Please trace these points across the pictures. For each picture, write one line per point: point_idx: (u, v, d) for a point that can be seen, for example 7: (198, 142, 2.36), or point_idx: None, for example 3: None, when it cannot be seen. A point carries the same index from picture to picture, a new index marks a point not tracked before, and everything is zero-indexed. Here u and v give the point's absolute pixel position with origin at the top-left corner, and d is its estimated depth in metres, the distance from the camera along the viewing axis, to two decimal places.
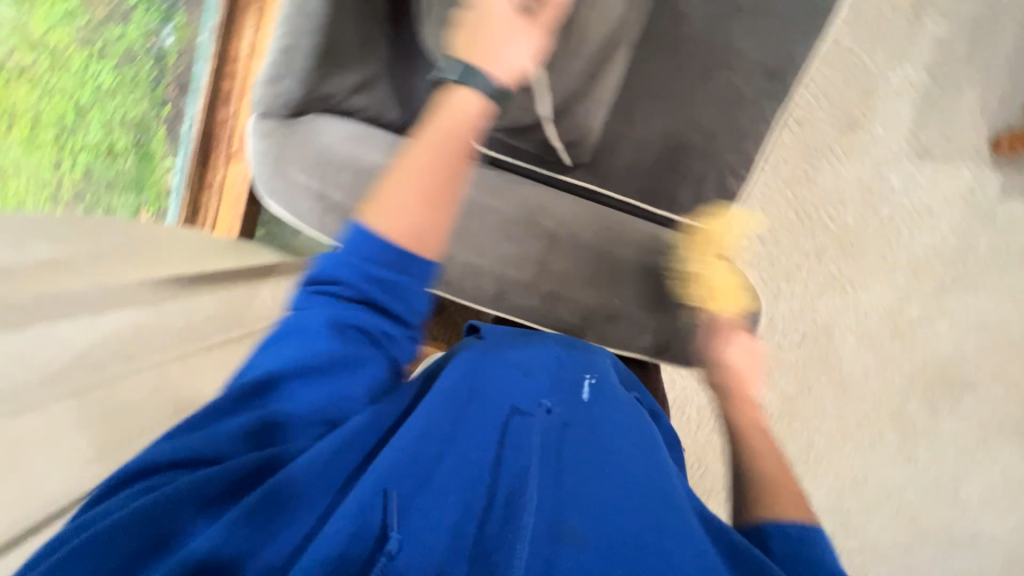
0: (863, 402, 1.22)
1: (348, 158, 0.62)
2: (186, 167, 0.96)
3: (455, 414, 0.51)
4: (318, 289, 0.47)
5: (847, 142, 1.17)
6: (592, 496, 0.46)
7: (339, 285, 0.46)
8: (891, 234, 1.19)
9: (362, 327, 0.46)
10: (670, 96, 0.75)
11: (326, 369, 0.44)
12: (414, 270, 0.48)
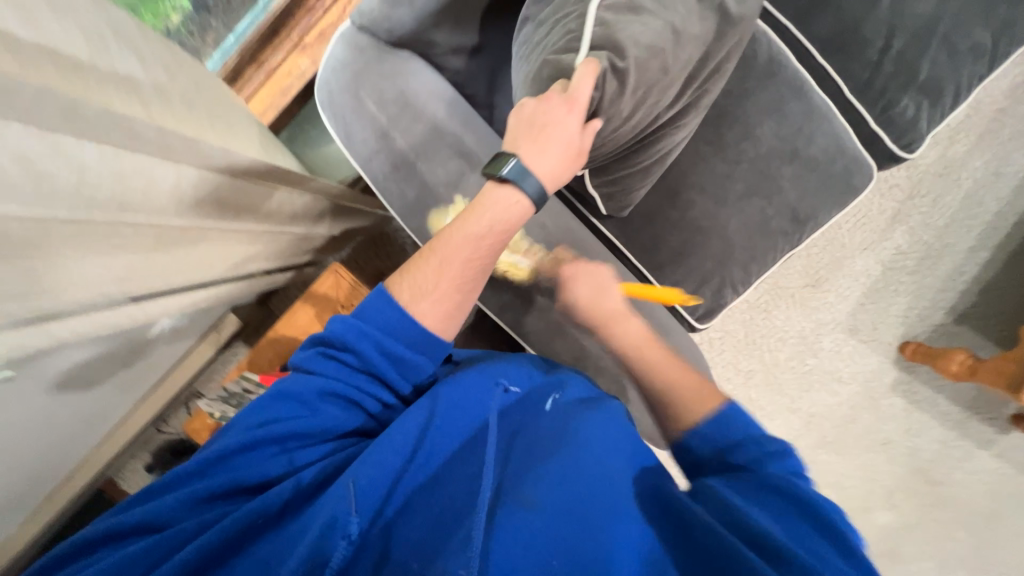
0: None
1: (428, 114, 0.59)
2: (245, 37, 0.87)
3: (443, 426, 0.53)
4: (314, 359, 0.52)
5: (804, 296, 1.35)
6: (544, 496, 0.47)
7: (330, 355, 0.52)
8: (804, 385, 1.37)
9: (347, 382, 0.52)
10: (712, 203, 0.81)
11: (308, 421, 0.51)
12: (410, 340, 0.53)
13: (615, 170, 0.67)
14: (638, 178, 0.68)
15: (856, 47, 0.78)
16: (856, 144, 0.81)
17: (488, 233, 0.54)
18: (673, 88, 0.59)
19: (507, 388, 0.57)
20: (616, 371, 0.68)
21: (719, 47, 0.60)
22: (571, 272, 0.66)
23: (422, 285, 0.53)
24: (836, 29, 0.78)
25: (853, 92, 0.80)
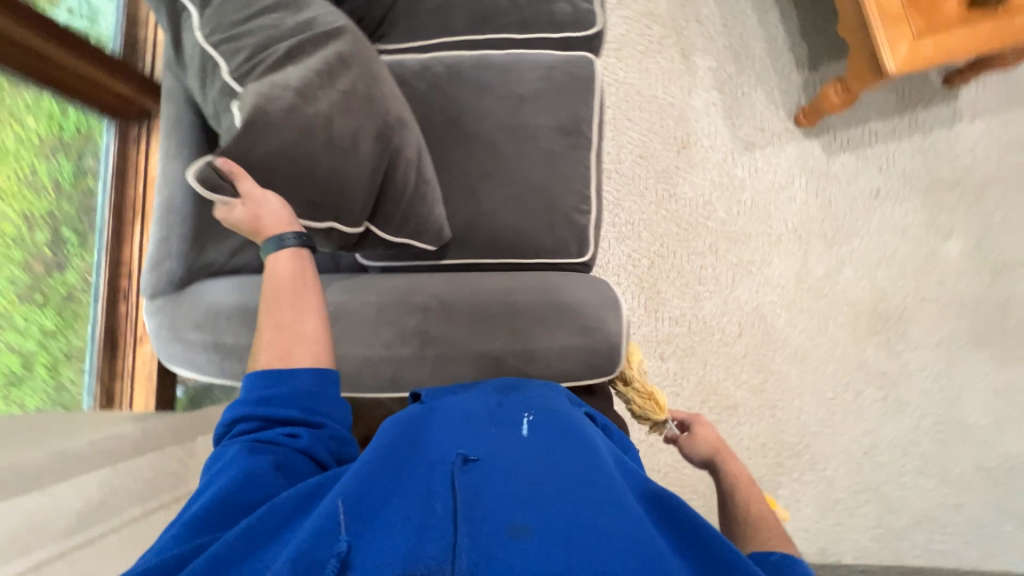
0: (823, 364, 1.33)
1: (238, 307, 0.70)
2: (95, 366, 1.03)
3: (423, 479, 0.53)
4: (229, 435, 0.60)
5: (687, 158, 1.37)
6: (541, 506, 0.48)
7: (240, 421, 0.60)
8: (763, 215, 1.36)
9: (264, 436, 0.59)
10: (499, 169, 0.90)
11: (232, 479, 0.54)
12: (289, 382, 0.61)
13: (395, 215, 0.78)
14: (421, 206, 0.80)
15: (491, 6, 0.94)
16: (557, 54, 0.94)
17: (281, 285, 0.66)
18: (349, 124, 0.69)
19: (475, 421, 0.61)
20: (516, 347, 0.70)
21: (350, 81, 0.70)
22: (416, 312, 0.70)
23: (271, 352, 0.64)
24: (467, 8, 0.94)
25: (518, 28, 0.94)
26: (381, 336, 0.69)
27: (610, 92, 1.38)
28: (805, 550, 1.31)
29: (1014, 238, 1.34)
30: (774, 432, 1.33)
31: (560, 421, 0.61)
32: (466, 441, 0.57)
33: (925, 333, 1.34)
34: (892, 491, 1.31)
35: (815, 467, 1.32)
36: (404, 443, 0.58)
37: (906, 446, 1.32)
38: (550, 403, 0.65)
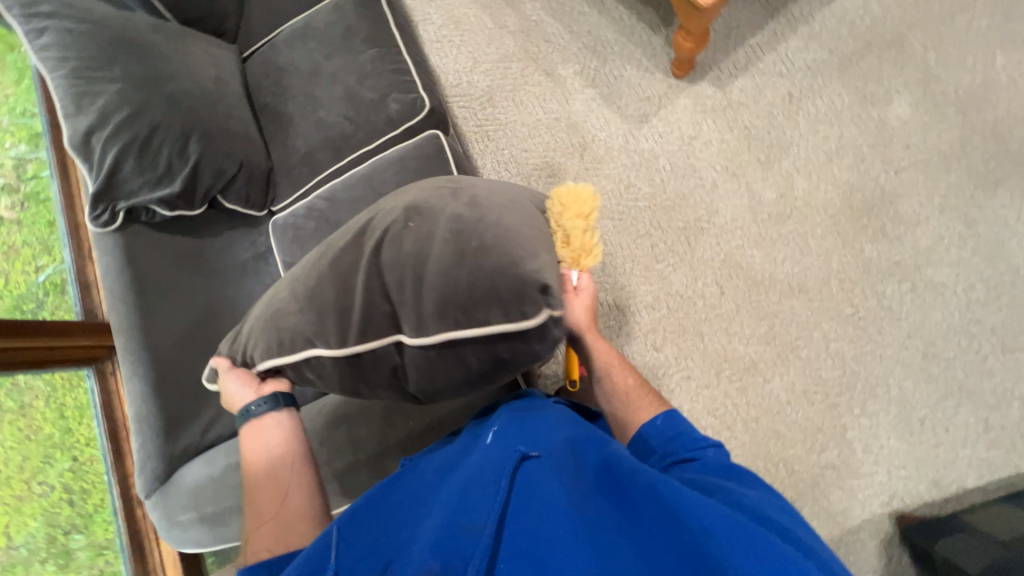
0: (825, 284, 1.21)
1: (208, 478, 0.82)
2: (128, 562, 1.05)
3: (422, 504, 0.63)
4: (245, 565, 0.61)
5: (592, 155, 1.40)
6: (529, 511, 0.56)
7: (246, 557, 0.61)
8: (688, 170, 1.33)
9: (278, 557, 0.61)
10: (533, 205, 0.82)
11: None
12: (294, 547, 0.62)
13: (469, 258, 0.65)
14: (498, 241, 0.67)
15: (343, 135, 1.09)
16: (408, 144, 1.07)
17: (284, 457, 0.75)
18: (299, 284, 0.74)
19: (463, 449, 0.70)
20: (428, 421, 0.83)
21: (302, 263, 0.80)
22: (342, 425, 0.84)
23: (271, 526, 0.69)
24: (327, 146, 1.10)
25: (370, 141, 1.08)
26: (322, 456, 0.82)
27: (498, 135, 1.46)
28: (917, 490, 1.10)
29: (959, 68, 1.25)
30: (812, 374, 1.19)
31: (513, 417, 0.71)
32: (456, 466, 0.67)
33: (918, 202, 1.21)
34: (980, 382, 1.12)
35: (877, 394, 1.15)
36: (410, 486, 0.67)
37: (967, 326, 1.14)
38: (525, 413, 0.73)
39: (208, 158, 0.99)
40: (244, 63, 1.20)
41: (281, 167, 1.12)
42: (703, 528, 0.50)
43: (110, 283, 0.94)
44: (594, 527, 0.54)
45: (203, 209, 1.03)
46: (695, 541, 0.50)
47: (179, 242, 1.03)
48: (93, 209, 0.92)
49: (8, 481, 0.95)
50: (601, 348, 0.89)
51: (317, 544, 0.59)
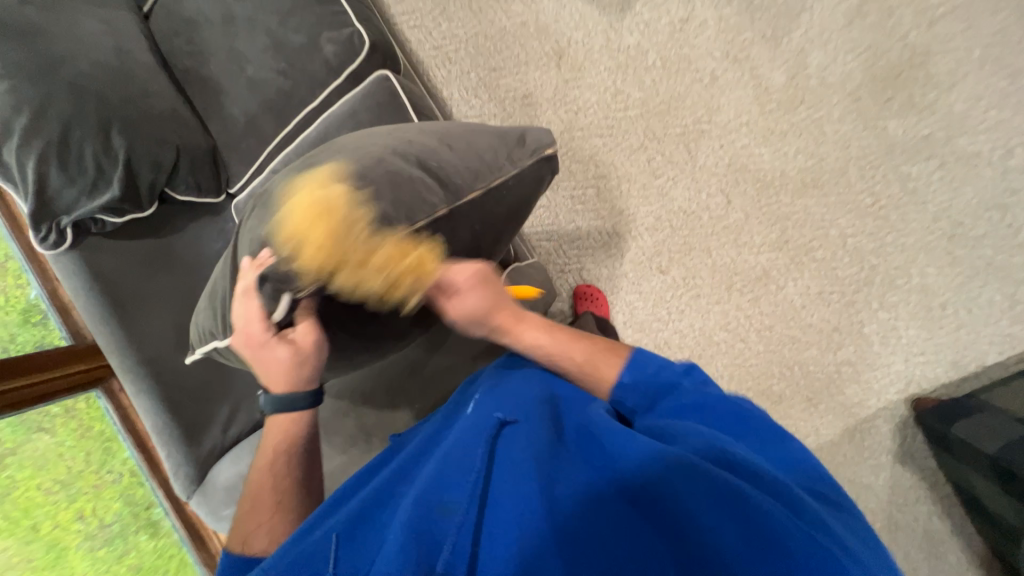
0: (844, 174, 1.10)
1: (238, 477, 0.87)
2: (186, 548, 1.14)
3: (403, 483, 0.61)
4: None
5: (570, 63, 1.21)
6: (506, 477, 0.54)
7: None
8: (683, 63, 1.16)
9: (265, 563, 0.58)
10: (438, 140, 0.74)
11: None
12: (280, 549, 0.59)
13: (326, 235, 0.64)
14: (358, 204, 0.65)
15: (281, 94, 0.95)
16: (358, 90, 0.93)
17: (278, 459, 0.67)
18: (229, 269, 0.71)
19: (443, 424, 0.69)
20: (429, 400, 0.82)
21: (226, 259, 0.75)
22: (348, 414, 0.83)
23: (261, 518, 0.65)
24: (267, 110, 0.96)
25: (313, 96, 0.94)
26: (333, 446, 0.80)
27: (460, 56, 1.25)
28: (935, 374, 1.10)
29: None
30: (828, 274, 1.13)
31: (490, 386, 0.68)
32: (434, 440, 0.66)
33: (953, 60, 1.04)
34: (1009, 257, 1.06)
35: (897, 285, 1.10)
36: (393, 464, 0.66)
37: (1000, 199, 1.05)
38: (497, 373, 0.71)
39: (140, 151, 0.88)
40: (146, 20, 1.01)
41: (225, 143, 1.00)
42: (674, 474, 0.47)
43: (85, 304, 0.90)
44: (567, 490, 0.51)
45: (155, 208, 0.95)
46: (669, 489, 0.47)
47: (143, 245, 0.96)
48: (37, 230, 0.84)
49: (81, 475, 1.05)
50: (528, 331, 0.71)
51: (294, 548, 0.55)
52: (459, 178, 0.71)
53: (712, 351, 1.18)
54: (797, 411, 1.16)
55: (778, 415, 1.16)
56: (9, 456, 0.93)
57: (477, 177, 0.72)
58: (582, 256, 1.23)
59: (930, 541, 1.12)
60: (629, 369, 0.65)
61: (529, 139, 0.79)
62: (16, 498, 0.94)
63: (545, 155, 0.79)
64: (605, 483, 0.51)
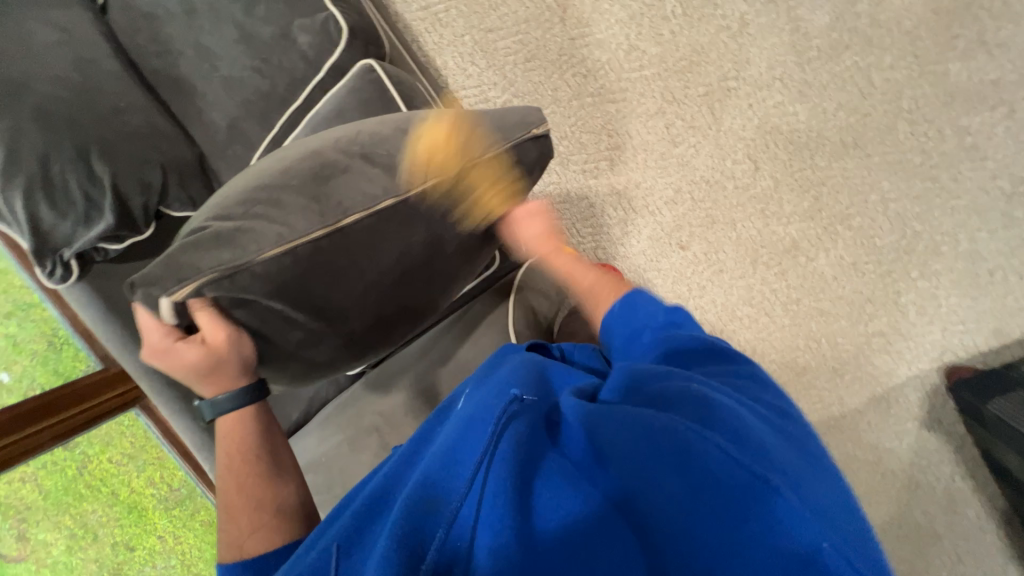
0: (890, 129, 0.99)
1: None
2: None
3: (394, 476, 0.54)
4: None
5: (577, 19, 1.08)
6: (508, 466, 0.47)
7: None
8: (706, 10, 1.02)
9: None
10: (393, 127, 0.68)
11: None
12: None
13: (237, 223, 0.60)
14: (282, 193, 0.61)
15: (262, 97, 0.88)
16: (342, 86, 0.85)
17: (231, 459, 0.66)
18: None
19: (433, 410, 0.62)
20: None
21: None
22: (373, 431, 0.83)
23: (239, 524, 0.63)
24: (250, 114, 0.89)
25: (297, 95, 0.87)
26: (363, 463, 0.82)
27: (452, 17, 1.11)
28: (976, 342, 1.04)
29: None
30: (866, 242, 1.05)
31: (479, 379, 0.60)
32: (423, 429, 0.59)
33: None
34: None
35: (942, 252, 1.02)
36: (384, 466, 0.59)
37: None
38: (492, 360, 0.65)
39: (125, 174, 0.83)
40: (103, 14, 0.91)
41: (211, 150, 0.94)
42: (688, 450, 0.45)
43: (104, 333, 0.89)
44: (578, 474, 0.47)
45: (154, 230, 0.90)
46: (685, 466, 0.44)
47: (147, 265, 0.93)
48: (42, 266, 0.83)
49: (145, 448, 1.11)
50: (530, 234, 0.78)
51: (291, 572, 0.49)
52: (410, 167, 0.64)
53: (734, 326, 1.12)
54: (822, 383, 1.11)
55: (805, 390, 1.11)
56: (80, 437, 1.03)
57: (431, 162, 0.65)
58: (598, 236, 1.14)
59: (955, 505, 1.09)
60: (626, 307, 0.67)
61: (509, 121, 0.70)
62: (93, 468, 1.06)
63: (524, 137, 0.70)
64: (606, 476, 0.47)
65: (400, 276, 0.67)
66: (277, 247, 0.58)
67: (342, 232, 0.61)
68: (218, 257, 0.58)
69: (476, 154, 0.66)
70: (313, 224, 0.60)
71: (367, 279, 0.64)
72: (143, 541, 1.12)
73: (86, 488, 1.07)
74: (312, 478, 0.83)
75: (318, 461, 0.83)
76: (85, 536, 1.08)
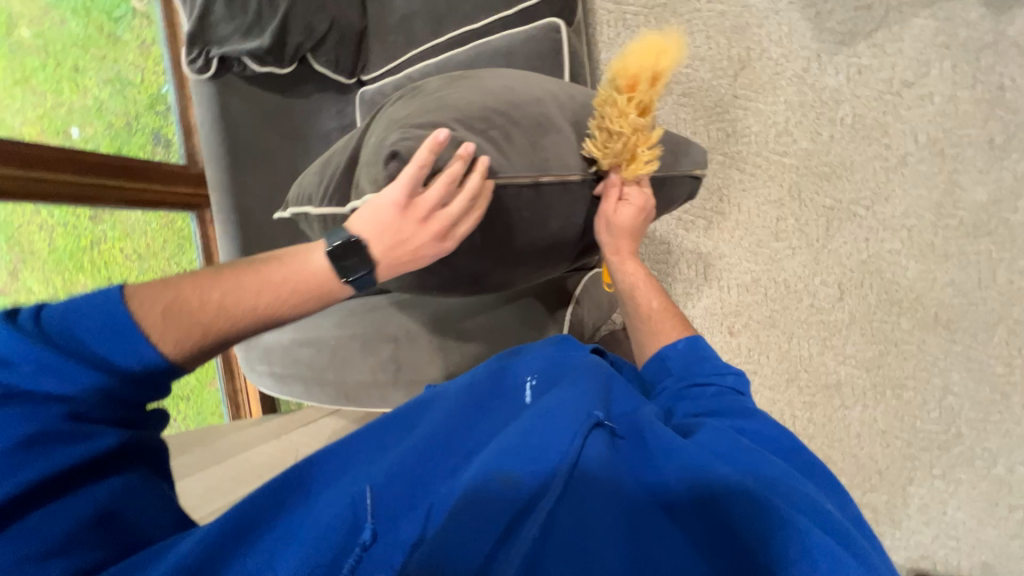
0: (985, 327, 0.97)
1: (279, 342, 0.90)
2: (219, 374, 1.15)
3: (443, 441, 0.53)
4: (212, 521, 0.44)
5: (749, 80, 1.07)
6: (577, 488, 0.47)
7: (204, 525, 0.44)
8: (873, 132, 1.01)
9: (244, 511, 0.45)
10: None
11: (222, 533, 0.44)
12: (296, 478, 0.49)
13: (479, 137, 0.57)
14: (511, 127, 0.59)
15: (447, 4, 0.91)
16: (520, 31, 0.87)
17: (285, 283, 0.52)
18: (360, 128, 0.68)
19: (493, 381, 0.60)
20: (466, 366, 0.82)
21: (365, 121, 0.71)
22: (388, 342, 0.84)
23: (186, 317, 0.48)
24: (428, 14, 0.92)
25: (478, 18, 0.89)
26: (365, 363, 0.84)
27: (638, 22, 1.11)
28: (960, 565, 1.00)
29: None
30: (905, 418, 1.02)
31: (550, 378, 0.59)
32: (478, 400, 0.57)
33: None
34: None
35: (972, 464, 0.99)
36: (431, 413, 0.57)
37: None
38: (559, 358, 0.62)
39: (298, 12, 0.88)
40: None
41: (375, 29, 0.97)
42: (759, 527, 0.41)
43: (210, 135, 0.95)
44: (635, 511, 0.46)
45: (293, 68, 0.95)
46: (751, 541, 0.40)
47: (270, 99, 0.99)
48: (190, 51, 0.89)
49: (154, 257, 1.09)
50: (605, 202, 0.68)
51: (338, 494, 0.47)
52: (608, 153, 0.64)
53: None
54: None
55: None
56: (109, 215, 1.00)
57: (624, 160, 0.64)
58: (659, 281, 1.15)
59: None
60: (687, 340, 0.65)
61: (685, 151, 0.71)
62: (103, 250, 1.02)
63: (686, 173, 0.70)
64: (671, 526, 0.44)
65: (549, 248, 0.67)
66: (496, 180, 0.57)
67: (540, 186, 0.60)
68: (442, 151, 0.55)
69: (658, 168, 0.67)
70: (524, 169, 0.58)
71: (531, 237, 0.63)
72: None
73: (88, 262, 1.00)
74: (313, 351, 0.87)
75: (326, 340, 0.87)
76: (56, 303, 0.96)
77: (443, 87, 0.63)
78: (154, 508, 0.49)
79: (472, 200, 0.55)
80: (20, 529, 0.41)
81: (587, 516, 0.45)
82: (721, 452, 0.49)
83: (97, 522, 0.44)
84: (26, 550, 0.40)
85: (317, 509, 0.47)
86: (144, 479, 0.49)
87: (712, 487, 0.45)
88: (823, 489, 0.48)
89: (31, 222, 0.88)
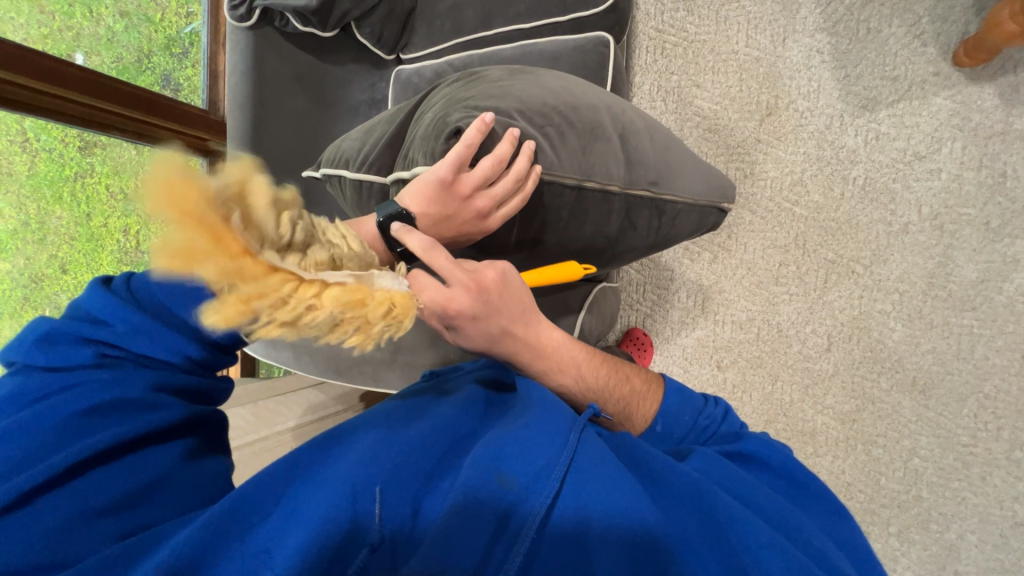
0: (957, 396, 1.02)
1: None
2: None
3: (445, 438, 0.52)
4: (228, 496, 0.43)
5: (774, 127, 1.10)
6: (571, 494, 0.47)
7: (221, 502, 0.42)
8: (881, 196, 1.06)
9: (254, 491, 0.44)
10: (644, 125, 0.69)
11: (228, 516, 0.41)
12: (296, 471, 0.47)
13: (533, 129, 0.60)
14: (565, 126, 0.61)
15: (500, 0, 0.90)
16: (569, 39, 0.88)
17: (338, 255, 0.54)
18: (412, 101, 0.70)
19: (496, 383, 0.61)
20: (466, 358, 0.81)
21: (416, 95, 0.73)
22: None
23: None
24: (479, 6, 0.91)
25: (529, 19, 0.89)
26: None
27: (676, 53, 1.13)
28: None
29: None
30: (871, 473, 1.06)
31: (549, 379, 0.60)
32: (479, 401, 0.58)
33: None
34: None
35: (927, 527, 1.02)
36: (428, 410, 0.56)
37: None
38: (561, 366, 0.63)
39: None
40: None
41: (424, 11, 0.96)
42: (748, 554, 0.44)
43: (240, 78, 0.93)
44: (632, 521, 0.46)
45: (334, 34, 0.94)
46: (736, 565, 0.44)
47: (306, 60, 0.97)
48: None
49: None
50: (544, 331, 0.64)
51: (334, 477, 0.45)
52: (648, 168, 0.65)
53: None
54: None
55: None
56: (100, 148, 0.92)
57: (655, 179, 0.65)
58: (656, 305, 1.17)
59: None
60: (665, 420, 0.64)
61: (714, 182, 0.71)
62: (87, 186, 0.91)
63: (716, 205, 0.71)
64: (661, 536, 0.46)
65: (578, 254, 0.68)
66: (539, 174, 0.59)
67: (583, 191, 0.62)
68: (498, 137, 0.57)
69: (691, 197, 0.68)
70: (570, 170, 0.61)
71: (565, 237, 0.65)
72: (47, 287, 0.86)
73: (69, 196, 0.89)
74: None
75: None
76: (28, 236, 0.84)
77: (505, 76, 0.65)
78: (193, 486, 0.46)
79: (519, 180, 0.58)
80: (79, 487, 0.40)
81: (583, 527, 0.46)
82: (730, 485, 0.52)
83: (142, 491, 0.43)
84: (84, 506, 0.39)
85: (318, 486, 0.45)
86: (198, 452, 0.48)
87: (715, 511, 0.47)
88: (833, 539, 0.51)
89: (12, 140, 0.79)
